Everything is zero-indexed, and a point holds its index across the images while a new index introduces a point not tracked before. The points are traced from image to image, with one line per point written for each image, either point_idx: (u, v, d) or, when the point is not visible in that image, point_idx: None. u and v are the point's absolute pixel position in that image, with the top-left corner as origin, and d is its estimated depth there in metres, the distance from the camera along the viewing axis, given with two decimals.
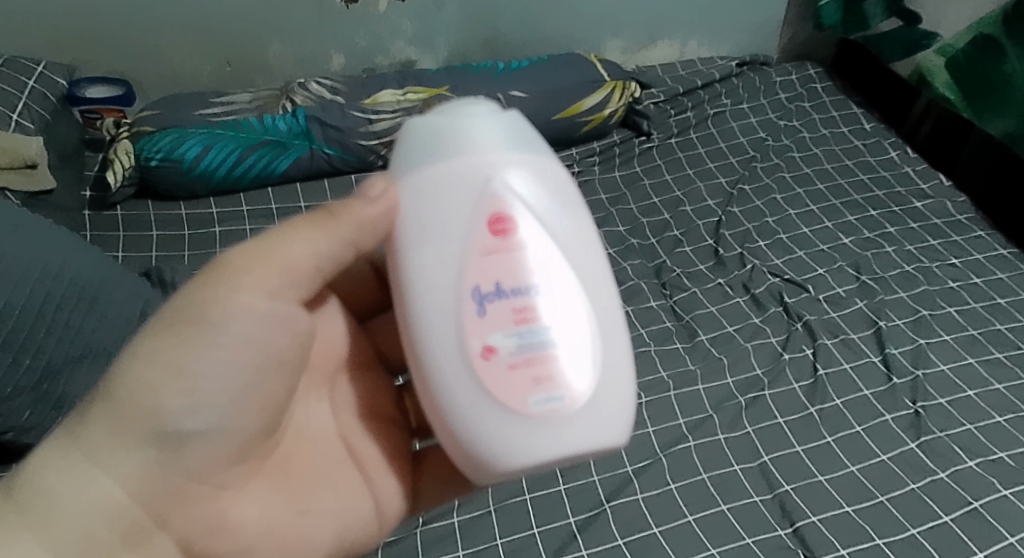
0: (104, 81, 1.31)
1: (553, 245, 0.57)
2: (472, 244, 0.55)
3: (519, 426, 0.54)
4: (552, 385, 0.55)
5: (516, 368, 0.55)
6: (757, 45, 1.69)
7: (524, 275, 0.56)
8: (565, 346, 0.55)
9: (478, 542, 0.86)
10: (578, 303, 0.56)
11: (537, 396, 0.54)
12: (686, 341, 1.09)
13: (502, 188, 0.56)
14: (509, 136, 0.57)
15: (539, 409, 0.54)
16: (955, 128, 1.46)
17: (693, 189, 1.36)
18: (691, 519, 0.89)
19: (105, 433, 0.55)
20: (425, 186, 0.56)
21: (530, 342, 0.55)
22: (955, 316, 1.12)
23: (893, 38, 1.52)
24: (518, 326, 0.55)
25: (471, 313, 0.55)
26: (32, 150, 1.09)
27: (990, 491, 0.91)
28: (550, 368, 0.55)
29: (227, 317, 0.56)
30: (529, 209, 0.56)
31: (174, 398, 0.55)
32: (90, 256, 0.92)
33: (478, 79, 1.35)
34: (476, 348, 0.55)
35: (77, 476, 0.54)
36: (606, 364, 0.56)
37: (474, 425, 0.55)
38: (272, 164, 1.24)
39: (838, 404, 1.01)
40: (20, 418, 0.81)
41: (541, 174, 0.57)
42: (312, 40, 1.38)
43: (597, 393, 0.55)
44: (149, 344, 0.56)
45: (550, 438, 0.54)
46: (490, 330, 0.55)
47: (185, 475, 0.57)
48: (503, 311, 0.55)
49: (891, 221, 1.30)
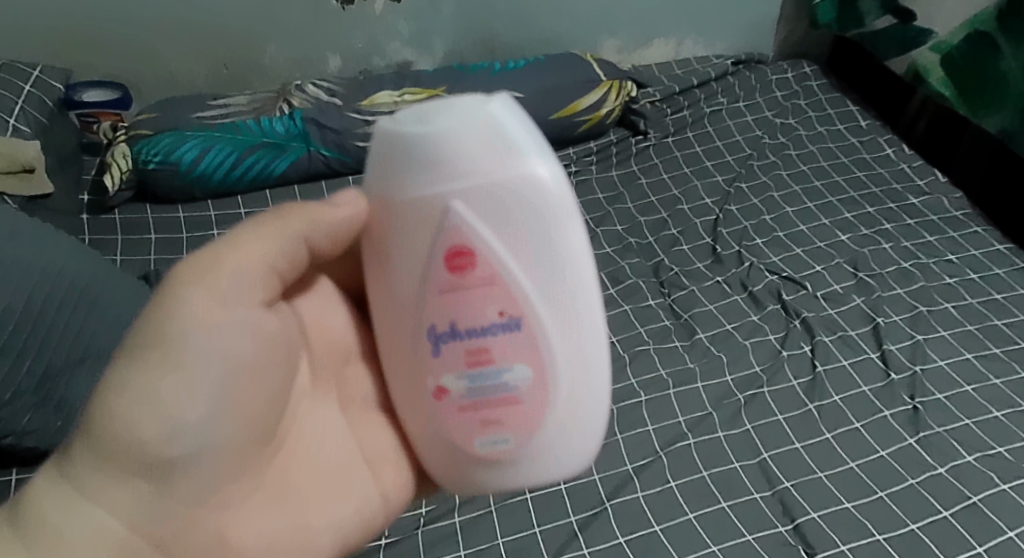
0: (100, 84, 1.32)
1: (519, 279, 0.54)
2: (431, 280, 0.54)
3: (467, 463, 0.56)
4: (500, 429, 0.55)
5: (467, 409, 0.55)
6: (752, 43, 1.70)
7: (481, 316, 0.54)
8: (519, 388, 0.55)
9: (479, 542, 0.86)
10: (535, 346, 0.54)
11: (484, 438, 0.55)
12: (685, 339, 1.09)
13: (464, 219, 0.53)
14: (485, 139, 0.52)
15: (486, 449, 0.56)
16: (951, 123, 1.46)
17: (690, 187, 1.37)
18: (691, 516, 0.89)
19: (94, 467, 0.52)
20: (392, 211, 0.54)
21: (482, 383, 0.55)
22: (952, 311, 1.13)
23: (888, 35, 1.53)
24: (471, 367, 0.55)
25: (427, 351, 0.55)
26: (29, 154, 1.09)
27: (990, 486, 0.92)
28: (499, 411, 0.55)
29: (195, 332, 0.53)
30: (493, 235, 0.53)
31: (151, 426, 0.52)
32: (89, 261, 0.92)
33: (475, 79, 1.36)
34: (430, 387, 0.55)
35: (72, 514, 0.51)
36: (566, 397, 0.55)
37: (428, 456, 0.58)
38: (271, 165, 1.24)
39: (838, 400, 1.01)
40: (20, 422, 0.81)
41: (513, 194, 0.52)
42: (309, 41, 1.38)
43: (550, 436, 0.56)
44: (120, 375, 0.52)
45: (497, 475, 0.56)
46: (443, 369, 0.55)
47: (178, 500, 0.53)
48: (456, 352, 0.54)
49: (888, 218, 1.30)
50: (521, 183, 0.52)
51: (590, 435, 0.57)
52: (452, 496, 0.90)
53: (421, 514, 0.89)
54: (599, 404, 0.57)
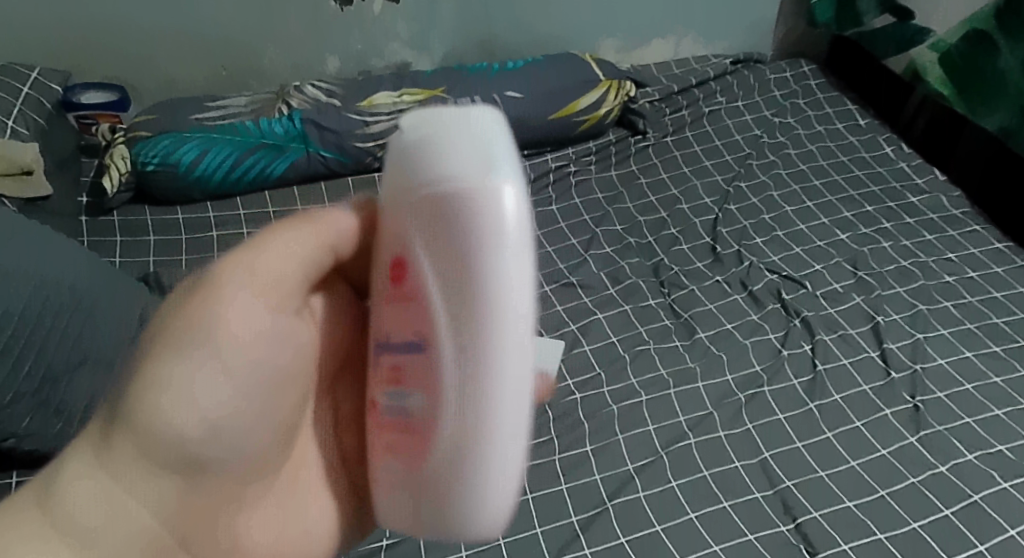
0: (99, 86, 1.32)
1: (428, 302, 0.50)
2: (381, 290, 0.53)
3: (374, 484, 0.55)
4: (398, 457, 0.52)
5: (382, 427, 0.54)
6: (751, 43, 1.70)
7: (401, 332, 0.52)
8: (415, 420, 0.51)
9: (481, 542, 0.86)
10: (430, 378, 0.50)
11: (387, 462, 0.53)
12: (685, 338, 1.09)
13: (398, 228, 0.51)
14: (434, 155, 0.49)
15: (387, 473, 0.53)
16: (948, 123, 1.45)
17: (689, 187, 1.37)
18: (693, 516, 0.89)
19: (129, 458, 0.51)
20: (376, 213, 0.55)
21: (395, 402, 0.53)
22: (952, 309, 1.13)
23: (887, 34, 1.54)
24: (391, 382, 0.53)
25: (373, 356, 0.55)
26: (28, 156, 1.08)
27: (990, 484, 0.92)
28: (401, 437, 0.52)
29: (238, 337, 0.54)
30: (422, 253, 0.50)
31: (192, 426, 0.52)
32: (89, 264, 0.92)
33: (473, 79, 1.36)
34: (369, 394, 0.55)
35: (104, 510, 0.50)
36: (449, 443, 0.50)
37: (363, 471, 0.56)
38: (269, 167, 1.24)
39: (838, 399, 1.01)
40: (20, 425, 0.81)
41: (434, 212, 0.49)
42: (307, 43, 1.38)
43: (430, 482, 0.51)
44: (159, 373, 0.52)
45: (392, 506, 0.54)
46: (376, 378, 0.54)
47: (207, 496, 0.54)
48: (385, 362, 0.53)
49: (887, 217, 1.30)
50: (446, 201, 0.48)
51: (478, 493, 0.50)
52: None
53: None
54: (496, 460, 0.50)
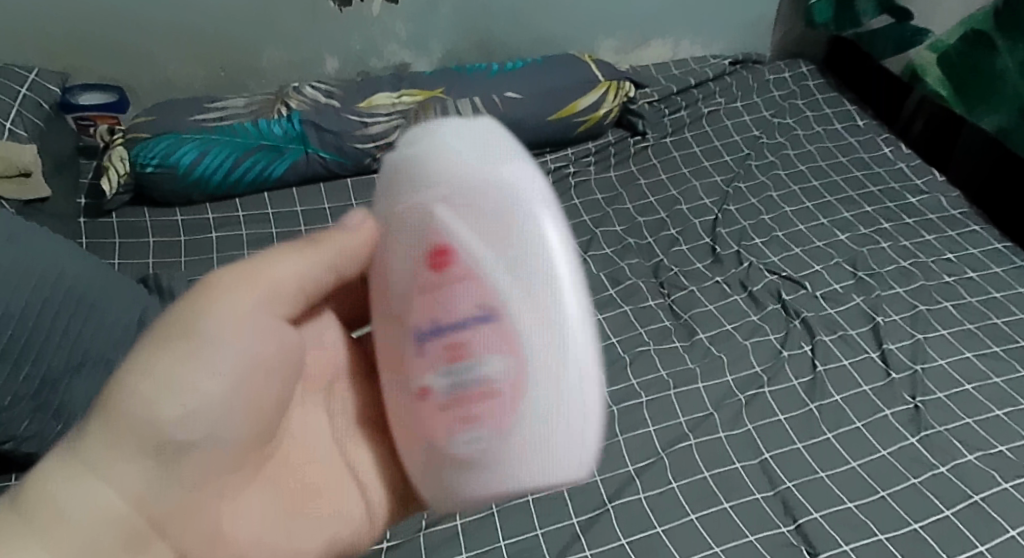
0: (96, 88, 1.31)
1: (493, 275, 0.53)
2: (416, 281, 0.55)
3: (450, 467, 0.55)
4: (478, 424, 0.54)
5: (447, 406, 0.54)
6: (749, 43, 1.70)
7: (456, 310, 0.54)
8: (495, 383, 0.53)
9: (483, 543, 0.86)
10: (508, 341, 0.53)
11: (465, 435, 0.54)
12: (685, 339, 1.09)
13: (443, 221, 0.54)
14: (476, 154, 0.55)
15: (465, 449, 0.54)
16: (946, 124, 1.45)
17: (688, 187, 1.36)
18: (694, 517, 0.89)
19: (104, 445, 0.53)
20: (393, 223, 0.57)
21: (460, 380, 0.54)
22: (951, 310, 1.13)
23: (884, 35, 1.54)
24: (451, 363, 0.54)
25: (413, 352, 0.55)
26: (26, 157, 1.08)
27: (992, 485, 0.92)
28: (478, 407, 0.53)
29: (224, 330, 0.56)
30: (473, 238, 0.54)
31: (167, 408, 0.54)
32: (88, 263, 0.92)
33: (473, 80, 1.35)
34: (417, 388, 0.55)
35: (78, 488, 0.51)
36: (539, 407, 0.53)
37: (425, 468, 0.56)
38: (268, 169, 1.24)
39: (838, 399, 1.01)
40: (19, 428, 0.81)
41: (489, 196, 0.54)
42: (307, 44, 1.38)
43: (519, 443, 0.53)
44: (146, 360, 0.55)
45: (474, 478, 0.54)
46: (427, 368, 0.55)
47: (186, 486, 0.55)
48: (437, 347, 0.54)
49: (886, 217, 1.30)
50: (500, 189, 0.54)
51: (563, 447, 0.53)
52: None
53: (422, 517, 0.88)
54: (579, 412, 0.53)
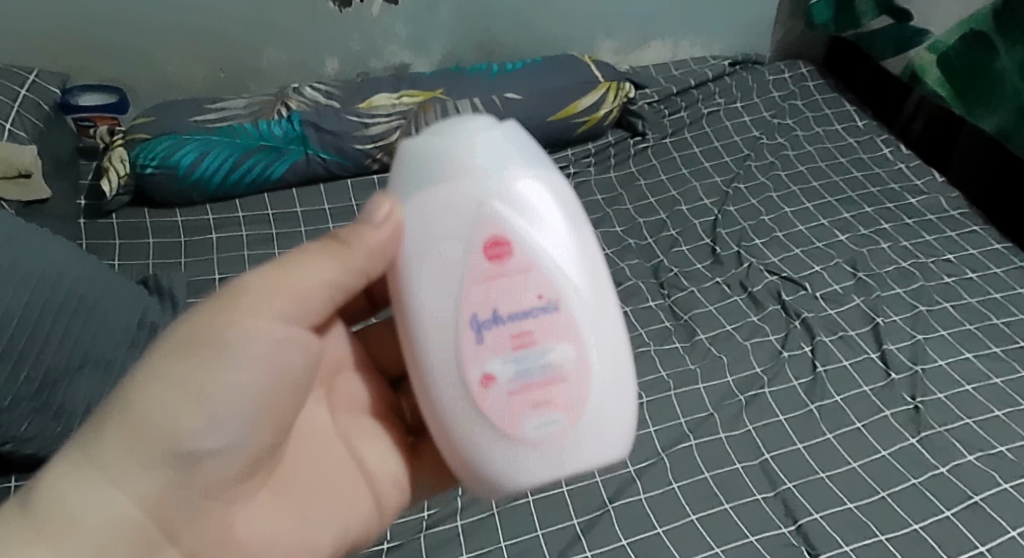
0: (96, 88, 1.32)
1: (553, 265, 0.55)
2: (470, 273, 0.54)
3: (516, 453, 0.55)
4: (549, 407, 0.55)
5: (513, 394, 0.55)
6: (749, 44, 1.70)
7: (519, 300, 0.55)
8: (561, 368, 0.55)
9: (484, 544, 0.86)
10: (572, 325, 0.56)
11: (533, 420, 0.55)
12: (685, 340, 1.09)
13: (498, 212, 0.54)
14: (515, 151, 0.56)
15: (534, 434, 0.55)
16: (945, 124, 1.46)
17: (689, 188, 1.36)
18: (694, 518, 0.89)
19: (117, 452, 0.52)
20: (432, 214, 0.54)
21: (525, 367, 0.55)
22: (951, 311, 1.13)
23: (884, 36, 1.54)
24: (515, 351, 0.55)
25: (470, 342, 0.54)
26: (26, 158, 1.08)
27: (992, 485, 0.92)
28: (546, 391, 0.55)
29: (244, 337, 0.55)
30: (531, 231, 0.55)
31: (188, 418, 0.53)
32: (87, 264, 0.92)
33: (473, 81, 1.35)
34: (475, 378, 0.55)
35: (90, 493, 0.51)
36: (602, 386, 0.56)
37: (481, 459, 0.55)
38: (268, 169, 1.24)
39: (839, 400, 1.01)
40: (20, 428, 0.80)
41: (541, 193, 0.56)
42: (307, 45, 1.38)
43: (589, 421, 0.56)
44: (165, 368, 0.53)
45: (544, 460, 0.55)
46: (488, 357, 0.55)
47: (200, 493, 0.55)
48: (500, 337, 0.55)
49: (886, 218, 1.31)
50: (549, 187, 0.56)
51: (623, 420, 0.57)
52: (453, 499, 0.89)
53: (423, 517, 0.88)
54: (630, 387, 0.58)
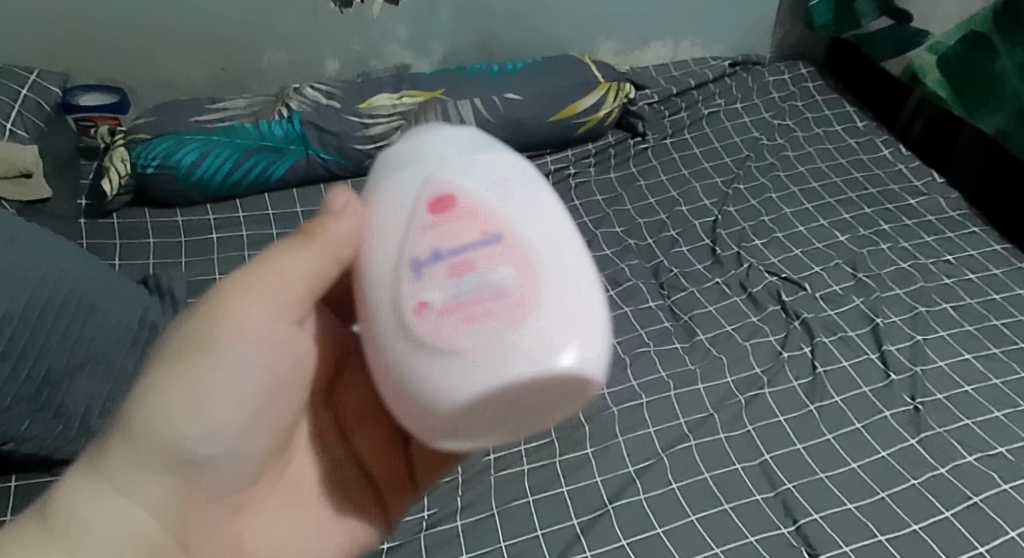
0: (98, 89, 1.32)
1: (497, 203, 0.51)
2: (412, 220, 0.51)
3: (462, 381, 0.48)
4: (496, 336, 0.48)
5: (455, 326, 0.49)
6: (749, 45, 1.70)
7: (462, 237, 0.50)
8: (510, 295, 0.49)
9: (484, 544, 0.86)
10: (519, 254, 0.50)
11: (479, 348, 0.48)
12: (685, 341, 1.09)
13: (440, 166, 0.52)
14: (461, 134, 0.55)
15: (468, 351, 0.48)
16: (945, 125, 1.46)
17: (689, 189, 1.37)
18: (694, 518, 0.89)
19: (127, 465, 0.54)
20: (379, 182, 0.53)
21: (470, 297, 0.49)
22: (951, 312, 1.13)
23: (884, 36, 1.54)
24: (458, 282, 0.49)
25: (410, 280, 0.50)
26: (26, 157, 1.08)
27: (991, 486, 0.92)
28: (493, 318, 0.49)
29: (233, 345, 0.56)
30: (473, 177, 0.52)
31: (191, 428, 0.54)
32: (87, 264, 0.92)
33: (473, 81, 1.35)
34: (414, 309, 0.49)
35: (99, 504, 0.53)
36: (555, 310, 0.49)
37: (428, 394, 0.49)
38: (268, 169, 1.24)
39: (838, 401, 1.01)
40: (20, 428, 0.80)
41: (483, 145, 0.53)
42: (307, 46, 1.38)
43: (542, 348, 0.48)
44: (159, 380, 0.54)
45: (493, 388, 0.48)
46: (428, 291, 0.49)
47: (207, 501, 0.57)
48: (441, 270, 0.50)
49: (886, 219, 1.31)
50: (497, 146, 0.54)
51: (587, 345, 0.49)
52: (452, 500, 0.90)
53: (423, 518, 0.88)
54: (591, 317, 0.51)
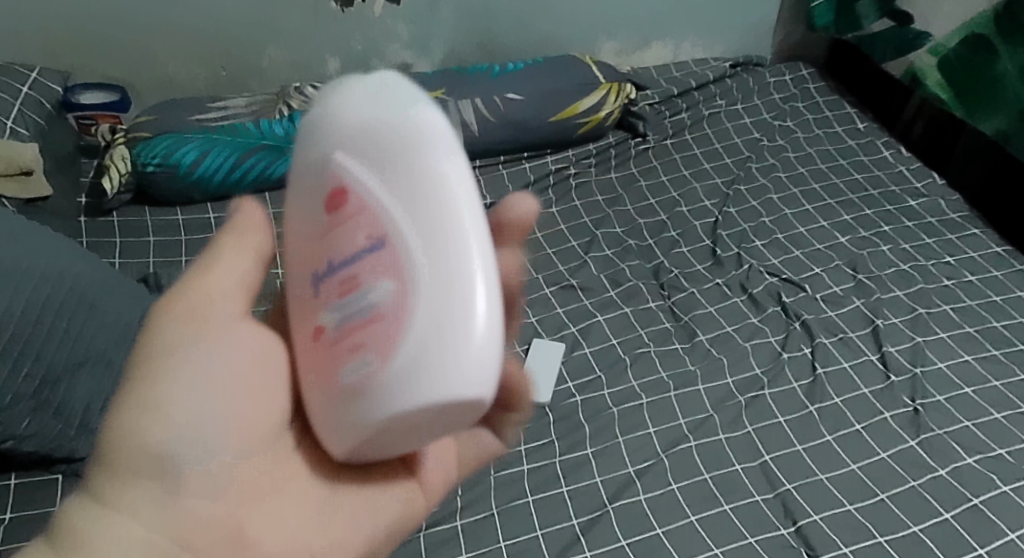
0: (98, 86, 1.32)
1: (383, 202, 0.51)
2: (317, 227, 0.54)
3: (335, 400, 0.51)
4: (363, 351, 0.50)
5: (338, 341, 0.51)
6: (749, 46, 1.70)
7: (348, 246, 0.52)
8: (381, 309, 0.49)
9: (484, 543, 0.86)
10: (394, 260, 0.50)
11: (351, 365, 0.50)
12: (685, 341, 1.09)
13: (338, 163, 0.53)
14: (373, 96, 0.54)
15: (347, 381, 0.50)
16: (945, 128, 1.46)
17: (689, 189, 1.37)
18: (693, 519, 0.89)
19: (110, 478, 0.54)
20: (294, 185, 0.56)
21: (352, 311, 0.51)
22: (951, 313, 1.13)
23: (884, 39, 1.54)
24: (342, 297, 0.51)
25: (311, 294, 0.54)
26: (27, 155, 1.08)
27: (990, 488, 0.92)
28: (363, 335, 0.50)
29: (181, 344, 0.56)
30: (366, 175, 0.52)
31: (157, 425, 0.54)
32: (87, 262, 0.92)
33: (474, 81, 1.35)
34: (312, 327, 0.53)
35: (93, 521, 0.52)
36: (414, 320, 0.48)
37: (317, 410, 0.53)
38: (269, 168, 1.24)
39: (839, 402, 1.01)
40: (20, 426, 0.80)
41: (380, 126, 0.52)
42: (309, 45, 1.38)
43: (399, 363, 0.48)
44: (125, 391, 0.55)
45: (359, 408, 0.49)
46: (322, 306, 0.53)
47: (202, 499, 0.55)
48: (330, 285, 0.52)
49: (886, 220, 1.31)
50: (394, 123, 0.52)
51: (446, 357, 0.47)
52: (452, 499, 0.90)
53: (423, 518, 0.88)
54: (457, 320, 0.48)
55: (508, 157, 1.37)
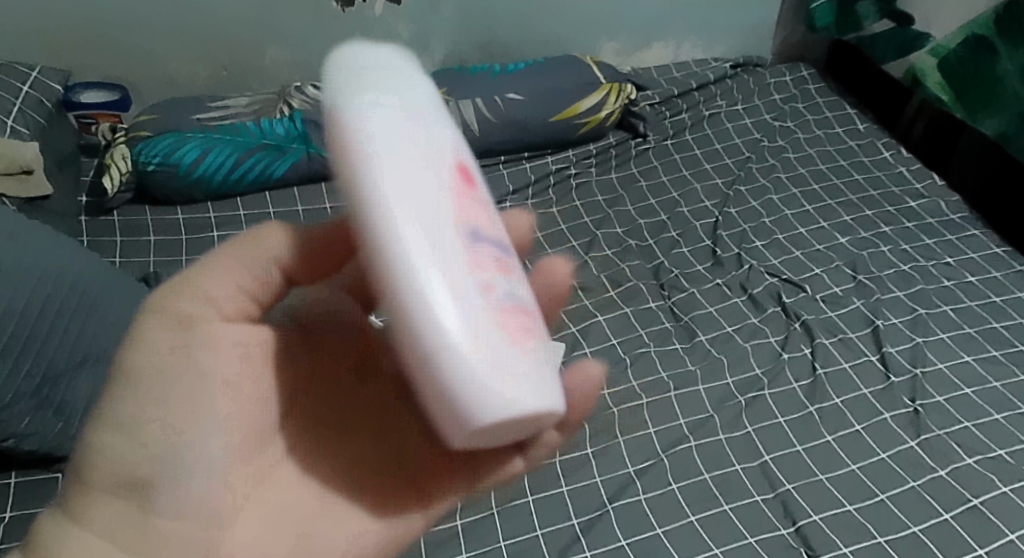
0: (99, 85, 1.32)
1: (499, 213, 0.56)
2: (461, 185, 0.51)
3: (515, 367, 0.48)
4: (529, 336, 0.51)
5: (507, 311, 0.49)
6: (750, 47, 1.70)
7: (495, 229, 0.52)
8: (529, 307, 0.52)
9: (484, 543, 0.86)
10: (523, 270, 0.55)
11: (524, 341, 0.50)
12: (686, 341, 1.09)
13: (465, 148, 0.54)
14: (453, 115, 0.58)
15: (524, 358, 0.49)
16: (945, 128, 1.46)
17: (690, 190, 1.37)
18: (693, 519, 0.89)
19: (80, 494, 0.55)
20: (416, 117, 0.51)
21: (511, 291, 0.50)
22: (951, 314, 1.13)
23: (886, 39, 1.54)
24: (502, 273, 0.50)
25: (468, 244, 0.49)
26: (27, 154, 1.07)
27: (991, 488, 0.92)
28: (527, 321, 0.51)
29: (156, 359, 0.55)
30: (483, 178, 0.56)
31: (125, 443, 0.54)
32: (86, 261, 0.92)
33: (475, 80, 1.35)
34: (480, 280, 0.48)
35: (61, 537, 0.54)
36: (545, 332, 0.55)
37: (484, 370, 0.47)
38: (270, 167, 1.24)
39: (838, 402, 1.01)
40: (19, 425, 0.80)
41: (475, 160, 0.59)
42: (310, 44, 1.38)
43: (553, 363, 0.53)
44: (101, 410, 0.55)
45: (539, 387, 0.49)
46: (484, 265, 0.49)
47: (166, 513, 0.55)
48: (491, 252, 0.50)
49: (886, 221, 1.31)
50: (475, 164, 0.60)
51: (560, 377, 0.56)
52: None
53: None
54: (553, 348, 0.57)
55: (508, 156, 1.37)
